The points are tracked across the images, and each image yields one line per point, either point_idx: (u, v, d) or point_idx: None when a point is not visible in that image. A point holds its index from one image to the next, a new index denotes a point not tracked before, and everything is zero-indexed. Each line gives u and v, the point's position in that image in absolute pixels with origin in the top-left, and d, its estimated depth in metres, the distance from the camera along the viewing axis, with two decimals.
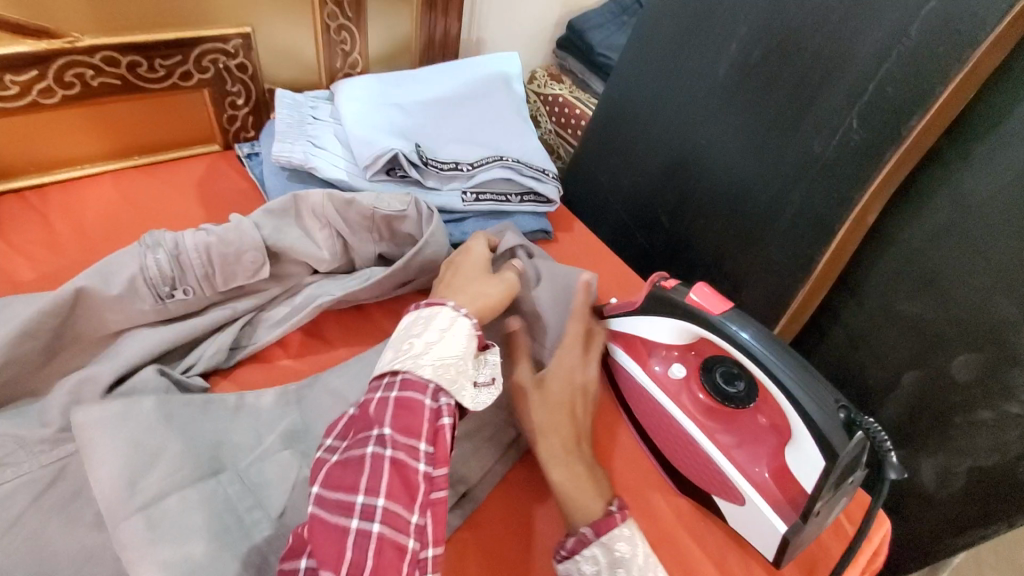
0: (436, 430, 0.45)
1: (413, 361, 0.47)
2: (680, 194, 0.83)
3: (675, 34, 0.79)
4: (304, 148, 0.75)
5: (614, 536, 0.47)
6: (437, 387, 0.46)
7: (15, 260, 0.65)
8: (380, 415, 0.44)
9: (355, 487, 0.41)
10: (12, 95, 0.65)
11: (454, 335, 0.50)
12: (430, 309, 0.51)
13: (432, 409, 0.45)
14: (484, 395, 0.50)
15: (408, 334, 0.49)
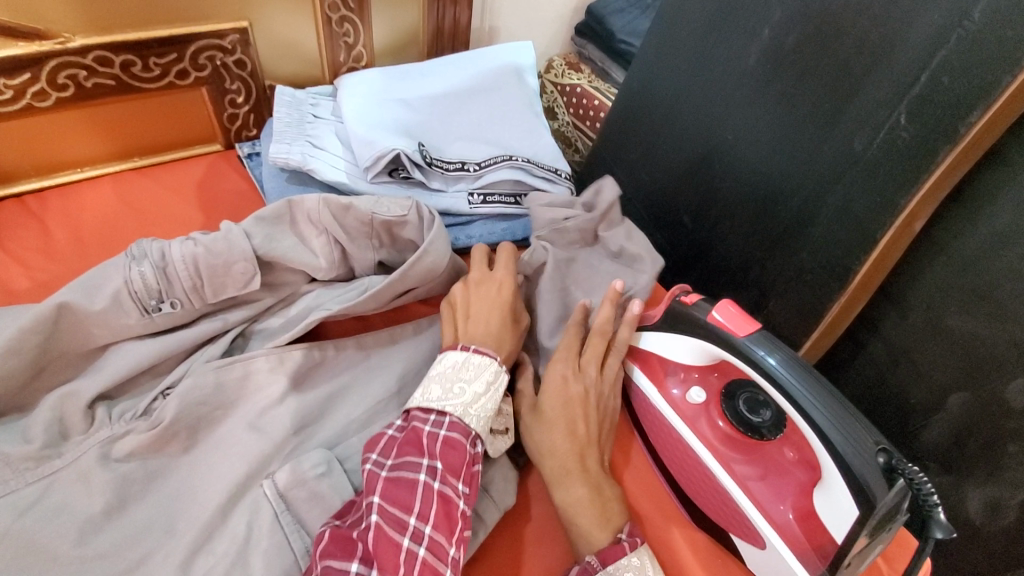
0: (473, 471, 0.47)
1: (462, 408, 0.48)
2: (704, 195, 0.77)
3: (703, 20, 0.72)
4: (302, 148, 0.71)
5: (621, 566, 0.45)
6: (477, 436, 0.48)
7: (12, 267, 0.63)
8: (433, 447, 0.46)
9: (409, 509, 0.42)
10: (6, 99, 0.63)
11: (496, 390, 0.51)
12: (481, 357, 0.52)
13: (473, 453, 0.47)
14: (499, 443, 0.53)
15: (457, 378, 0.50)
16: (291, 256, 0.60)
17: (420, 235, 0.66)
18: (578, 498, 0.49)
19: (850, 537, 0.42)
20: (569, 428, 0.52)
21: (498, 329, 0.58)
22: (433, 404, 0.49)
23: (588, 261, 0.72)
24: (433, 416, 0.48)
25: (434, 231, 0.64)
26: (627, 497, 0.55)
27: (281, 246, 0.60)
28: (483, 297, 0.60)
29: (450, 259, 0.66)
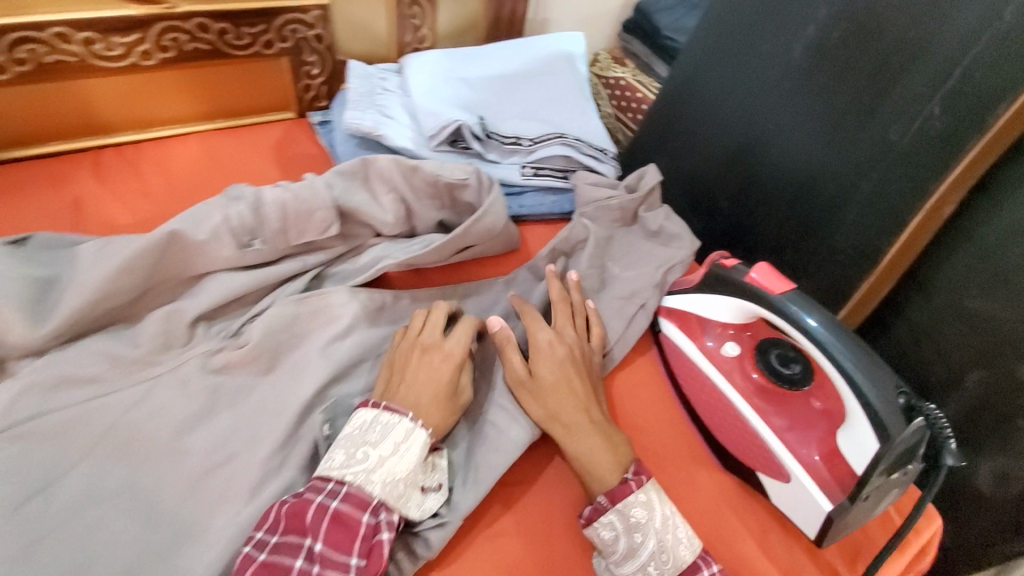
0: (374, 542, 0.46)
1: (363, 475, 0.47)
2: (743, 180, 0.81)
3: (750, 16, 0.77)
4: (373, 116, 0.78)
5: (630, 503, 0.50)
6: (380, 504, 0.47)
7: (112, 204, 0.70)
8: (317, 526, 0.45)
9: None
10: (115, 55, 0.71)
11: (408, 449, 0.49)
12: (389, 416, 0.51)
13: (371, 525, 0.46)
14: (429, 502, 0.51)
15: (362, 441, 0.49)
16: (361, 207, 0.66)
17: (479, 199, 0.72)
18: (592, 445, 0.54)
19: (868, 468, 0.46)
20: (567, 385, 0.57)
21: (434, 397, 0.54)
22: (332, 473, 0.48)
23: (627, 237, 0.75)
24: (324, 490, 0.47)
25: (492, 196, 0.71)
26: (664, 445, 0.61)
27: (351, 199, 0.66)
28: (422, 360, 0.56)
29: (506, 224, 0.72)
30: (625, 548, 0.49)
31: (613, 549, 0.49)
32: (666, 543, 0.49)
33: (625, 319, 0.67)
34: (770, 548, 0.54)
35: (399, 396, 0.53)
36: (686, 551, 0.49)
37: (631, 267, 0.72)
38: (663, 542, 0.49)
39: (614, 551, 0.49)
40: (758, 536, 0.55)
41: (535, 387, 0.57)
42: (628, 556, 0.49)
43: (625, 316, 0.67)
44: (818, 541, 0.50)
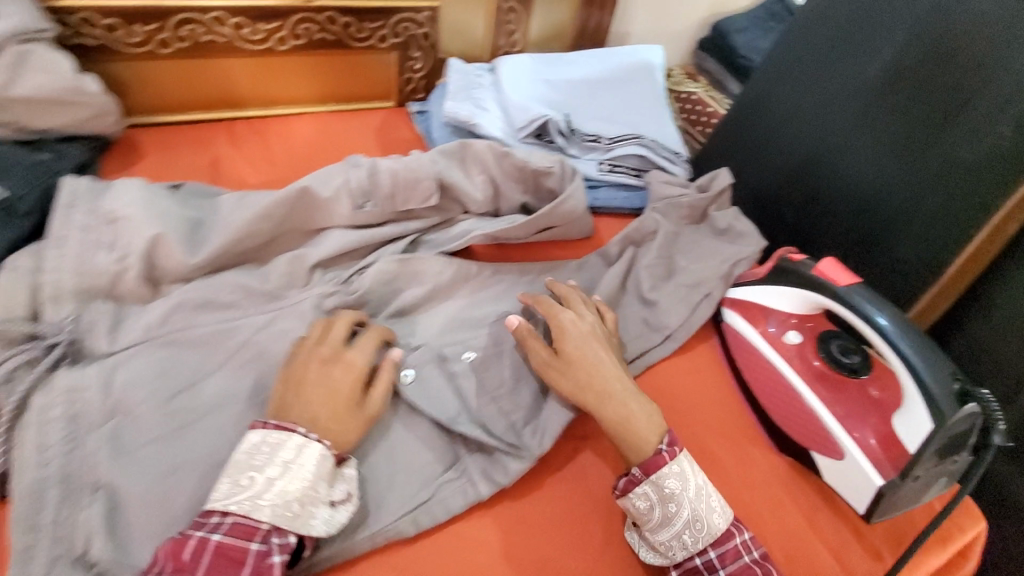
0: (263, 569, 0.44)
1: (251, 502, 0.45)
2: (808, 192, 0.84)
3: (826, 38, 0.83)
4: (470, 107, 0.86)
5: (663, 474, 0.53)
6: (271, 529, 0.45)
7: (244, 166, 0.80)
8: (197, 563, 0.43)
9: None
10: (258, 40, 0.82)
11: (299, 467, 0.48)
12: (279, 434, 0.49)
13: (261, 552, 0.44)
14: (339, 514, 0.49)
15: (247, 465, 0.47)
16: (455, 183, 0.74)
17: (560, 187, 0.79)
18: (629, 413, 0.56)
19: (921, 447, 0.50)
20: (595, 359, 0.59)
21: (334, 412, 0.52)
22: (215, 505, 0.46)
23: (694, 234, 0.79)
24: (209, 523, 0.45)
25: (573, 185, 0.77)
26: (720, 420, 0.65)
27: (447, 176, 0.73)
28: (318, 374, 0.54)
29: (584, 212, 0.78)
30: (660, 517, 0.52)
31: (648, 518, 0.53)
32: (700, 512, 0.52)
33: (690, 305, 0.71)
34: (816, 521, 0.58)
35: (294, 413, 0.51)
36: (719, 519, 0.52)
37: (696, 260, 0.75)
38: (697, 512, 0.52)
39: (648, 519, 0.52)
40: (805, 510, 0.59)
41: (561, 366, 0.59)
42: (663, 524, 0.52)
43: (690, 304, 0.71)
44: (867, 516, 0.54)
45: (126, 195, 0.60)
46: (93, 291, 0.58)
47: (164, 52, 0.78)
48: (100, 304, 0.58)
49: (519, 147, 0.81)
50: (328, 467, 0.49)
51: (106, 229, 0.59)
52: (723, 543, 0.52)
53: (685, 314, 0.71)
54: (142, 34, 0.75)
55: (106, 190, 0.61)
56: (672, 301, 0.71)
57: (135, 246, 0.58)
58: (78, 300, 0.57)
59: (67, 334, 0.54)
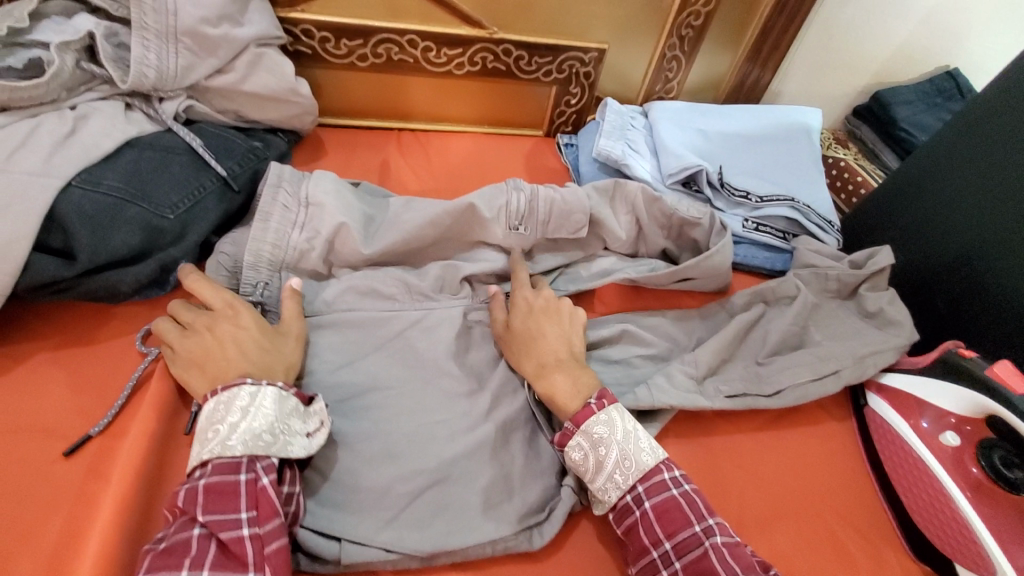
0: (259, 491, 0.47)
1: (221, 445, 0.48)
2: (969, 284, 0.83)
3: (1010, 129, 0.79)
4: (623, 147, 0.88)
5: (593, 423, 0.56)
6: (250, 459, 0.48)
7: (408, 174, 0.87)
8: (194, 504, 0.45)
9: (179, 568, 0.42)
10: (439, 63, 0.89)
11: (258, 409, 0.50)
12: (227, 393, 0.50)
13: (251, 480, 0.47)
14: (317, 441, 0.53)
15: (211, 422, 0.49)
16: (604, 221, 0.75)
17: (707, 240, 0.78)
18: (560, 379, 0.60)
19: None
20: (536, 330, 0.63)
21: (262, 353, 0.55)
22: (194, 463, 0.49)
23: (837, 309, 0.73)
24: (194, 476, 0.48)
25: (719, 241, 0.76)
26: (846, 507, 0.62)
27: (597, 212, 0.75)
28: (221, 332, 0.55)
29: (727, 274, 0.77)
30: (594, 464, 0.55)
31: (584, 469, 0.56)
32: (629, 452, 0.55)
33: (813, 371, 0.67)
34: None
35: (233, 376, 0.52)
36: (647, 456, 0.55)
37: (834, 338, 0.70)
38: (625, 451, 0.55)
39: (585, 469, 0.55)
40: None
41: (509, 336, 0.64)
42: (597, 468, 0.55)
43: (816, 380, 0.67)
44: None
45: (321, 183, 0.67)
46: (284, 263, 0.66)
47: (361, 65, 0.87)
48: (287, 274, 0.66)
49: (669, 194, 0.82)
50: (287, 404, 0.52)
51: (300, 211, 0.66)
52: (652, 477, 0.55)
53: (804, 379, 0.66)
54: (346, 48, 0.85)
55: (306, 177, 0.69)
56: (792, 365, 0.67)
57: (324, 230, 0.66)
58: (274, 268, 0.65)
59: (258, 295, 0.63)
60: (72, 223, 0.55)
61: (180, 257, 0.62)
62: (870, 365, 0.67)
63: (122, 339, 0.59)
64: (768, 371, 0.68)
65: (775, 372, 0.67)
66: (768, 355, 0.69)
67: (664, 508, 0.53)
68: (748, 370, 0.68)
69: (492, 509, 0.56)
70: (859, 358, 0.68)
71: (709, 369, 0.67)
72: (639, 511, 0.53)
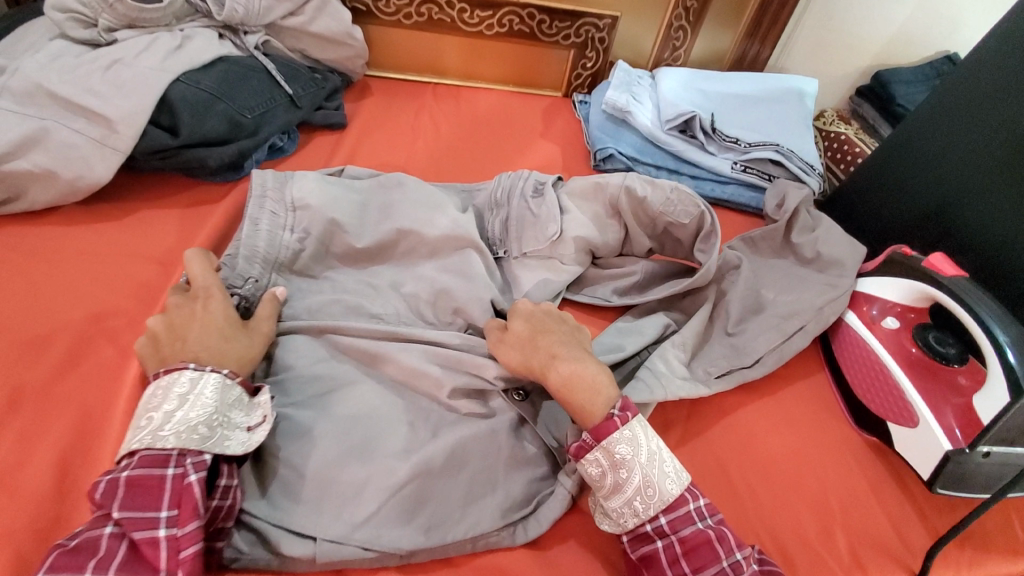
0: (184, 488, 0.45)
1: (152, 435, 0.47)
2: (945, 233, 0.91)
3: (986, 90, 0.87)
4: (628, 99, 1.00)
5: (614, 440, 0.52)
6: (181, 453, 0.46)
7: (441, 115, 1.02)
8: (109, 501, 0.43)
9: (83, 568, 0.40)
10: (472, 24, 1.05)
11: (198, 396, 0.49)
12: (166, 377, 0.49)
13: (177, 475, 0.45)
14: (258, 436, 0.51)
15: (147, 408, 0.48)
16: (581, 231, 0.76)
17: (694, 238, 0.78)
18: (571, 376, 0.55)
19: (994, 416, 0.55)
20: (537, 333, 0.59)
21: (221, 341, 0.53)
22: (124, 451, 0.47)
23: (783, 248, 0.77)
24: (120, 466, 0.46)
25: (709, 239, 0.76)
26: (792, 386, 0.69)
27: (572, 222, 0.76)
28: (184, 316, 0.54)
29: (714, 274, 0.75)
30: (612, 484, 0.52)
31: (600, 484, 0.52)
32: (652, 478, 0.51)
33: (782, 334, 0.69)
34: (903, 526, 0.58)
35: (185, 356, 0.51)
36: (672, 485, 0.51)
37: (788, 292, 0.72)
38: (648, 478, 0.51)
39: (601, 485, 0.52)
40: (896, 525, 0.58)
41: (505, 338, 0.59)
42: (615, 490, 0.51)
43: (782, 334, 0.68)
44: (929, 483, 0.58)
45: (309, 188, 0.68)
46: (277, 263, 0.65)
47: (406, 22, 1.04)
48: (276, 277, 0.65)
49: (661, 185, 0.77)
50: (231, 393, 0.51)
51: (288, 215, 0.67)
52: (676, 509, 0.51)
53: (776, 343, 0.68)
54: (394, 7, 1.01)
55: (288, 179, 0.69)
56: (762, 333, 0.69)
57: (314, 230, 0.66)
58: (267, 266, 0.64)
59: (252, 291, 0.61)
60: (178, 106, 0.71)
61: (252, 148, 0.77)
62: (829, 315, 0.70)
63: (188, 212, 0.72)
64: (742, 341, 0.69)
65: (749, 342, 0.68)
66: (737, 325, 0.70)
67: (691, 543, 0.50)
68: (724, 345, 0.69)
69: (474, 505, 0.54)
70: (818, 310, 0.70)
71: (693, 352, 0.67)
72: (662, 541, 0.51)
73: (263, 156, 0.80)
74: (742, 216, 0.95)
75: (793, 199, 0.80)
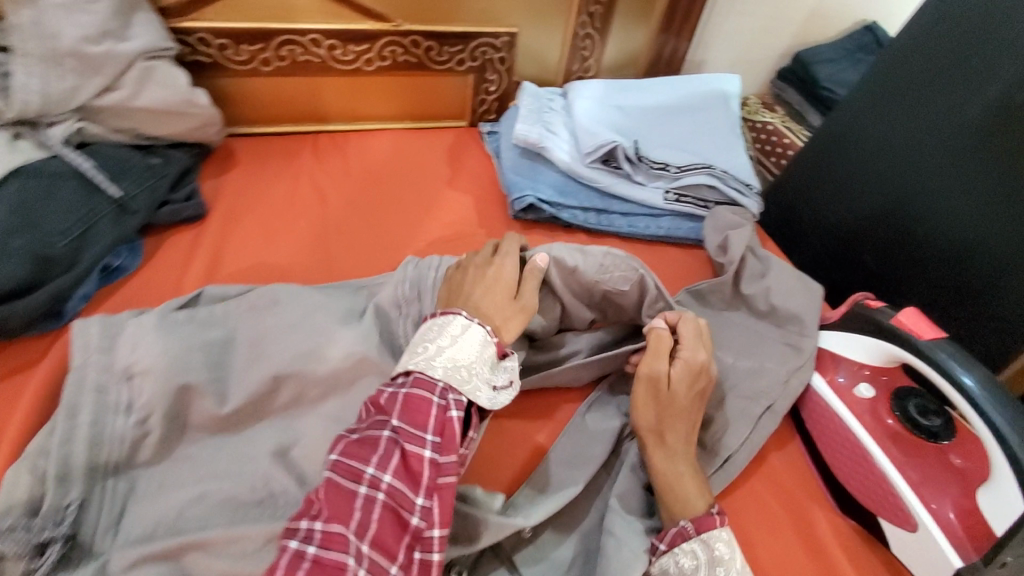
0: (445, 422, 0.49)
1: (426, 361, 0.51)
2: (895, 235, 0.84)
3: (923, 75, 0.80)
4: (540, 131, 0.87)
5: (713, 537, 0.50)
6: (446, 387, 0.50)
7: (325, 179, 0.86)
8: (391, 408, 0.48)
9: (367, 462, 0.46)
10: (347, 61, 0.88)
11: (466, 340, 0.53)
12: (446, 316, 0.54)
13: (442, 407, 0.49)
14: (502, 396, 0.53)
15: (424, 338, 0.53)
16: None
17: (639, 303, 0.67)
18: (681, 476, 0.54)
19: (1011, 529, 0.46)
20: (688, 412, 0.57)
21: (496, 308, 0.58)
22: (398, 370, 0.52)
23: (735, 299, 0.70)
24: (397, 382, 0.51)
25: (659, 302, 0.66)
26: (766, 475, 0.60)
27: None
28: (492, 276, 0.60)
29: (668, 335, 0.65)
30: None
31: None
32: None
33: (750, 423, 0.60)
34: None
35: (461, 305, 0.57)
36: None
37: (745, 363, 0.65)
38: None
39: None
40: None
41: (664, 395, 0.57)
42: None
43: (751, 422, 0.61)
44: None
45: (144, 346, 0.53)
46: (109, 464, 0.50)
47: (265, 69, 0.86)
48: (113, 482, 0.51)
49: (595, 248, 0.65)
50: (488, 351, 0.53)
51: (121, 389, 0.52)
52: None
53: (746, 435, 0.60)
54: (247, 53, 0.83)
55: (119, 336, 0.54)
56: (730, 424, 0.60)
57: (158, 406, 0.52)
58: (90, 476, 0.49)
59: (66, 529, 0.46)
60: None
61: (73, 285, 0.61)
62: (796, 386, 0.63)
63: None
64: (709, 438, 0.60)
65: (718, 437, 0.59)
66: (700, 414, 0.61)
67: None
68: None
69: None
70: (784, 384, 0.63)
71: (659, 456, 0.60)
72: None
73: (92, 288, 0.63)
74: (684, 251, 0.86)
75: (736, 242, 0.73)
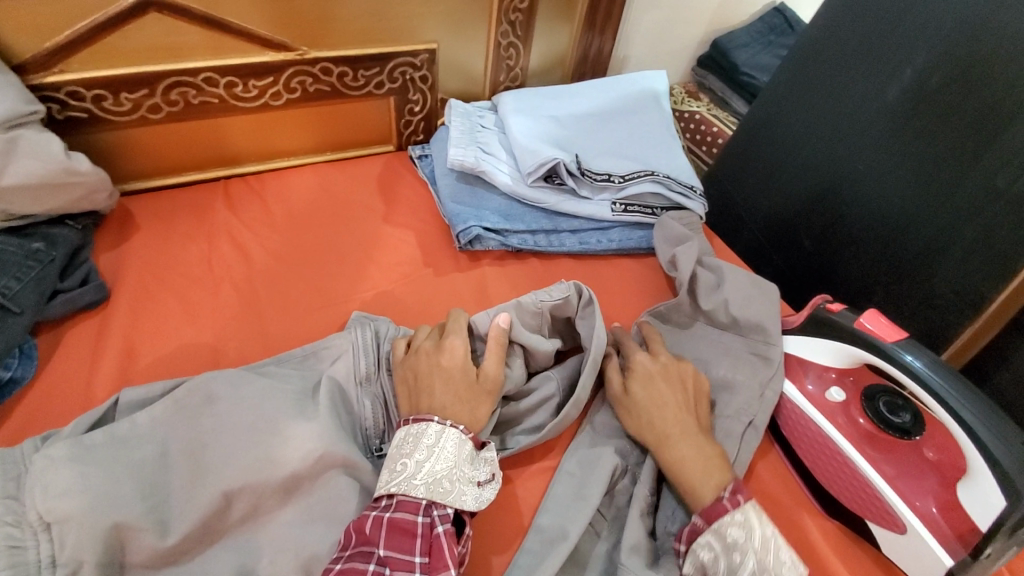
0: (433, 539, 0.48)
1: (406, 482, 0.49)
2: (830, 218, 0.86)
3: (839, 59, 0.81)
4: (475, 153, 0.82)
5: (725, 523, 0.50)
6: (429, 503, 0.49)
7: (245, 233, 0.77)
8: (376, 534, 0.46)
9: None
10: (251, 96, 0.79)
11: (442, 449, 0.51)
12: (418, 426, 0.52)
13: (428, 525, 0.48)
14: (487, 492, 0.51)
15: (400, 454, 0.51)
16: None
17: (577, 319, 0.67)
18: (687, 456, 0.55)
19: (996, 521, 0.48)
20: (665, 389, 0.60)
21: (458, 401, 0.55)
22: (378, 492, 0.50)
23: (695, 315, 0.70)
24: (381, 504, 0.49)
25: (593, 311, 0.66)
26: (755, 492, 0.60)
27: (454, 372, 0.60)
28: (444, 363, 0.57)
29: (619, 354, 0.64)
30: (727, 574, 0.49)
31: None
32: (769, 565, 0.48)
33: (734, 443, 0.60)
34: None
35: (424, 408, 0.54)
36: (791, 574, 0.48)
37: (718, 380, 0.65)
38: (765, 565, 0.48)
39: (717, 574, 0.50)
40: None
41: (635, 379, 0.61)
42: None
43: (733, 441, 0.60)
44: None
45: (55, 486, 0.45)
46: None
47: (155, 116, 0.75)
48: None
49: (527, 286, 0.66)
50: (467, 448, 0.51)
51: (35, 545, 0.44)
52: None
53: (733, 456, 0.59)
54: (130, 102, 0.72)
55: (22, 478, 0.45)
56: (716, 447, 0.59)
57: (86, 557, 0.43)
58: None
59: None
60: None
61: None
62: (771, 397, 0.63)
63: None
64: None
65: None
66: None
67: None
68: None
69: None
70: (760, 397, 0.63)
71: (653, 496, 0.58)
72: None
73: None
74: (638, 261, 0.85)
75: (686, 262, 0.72)
